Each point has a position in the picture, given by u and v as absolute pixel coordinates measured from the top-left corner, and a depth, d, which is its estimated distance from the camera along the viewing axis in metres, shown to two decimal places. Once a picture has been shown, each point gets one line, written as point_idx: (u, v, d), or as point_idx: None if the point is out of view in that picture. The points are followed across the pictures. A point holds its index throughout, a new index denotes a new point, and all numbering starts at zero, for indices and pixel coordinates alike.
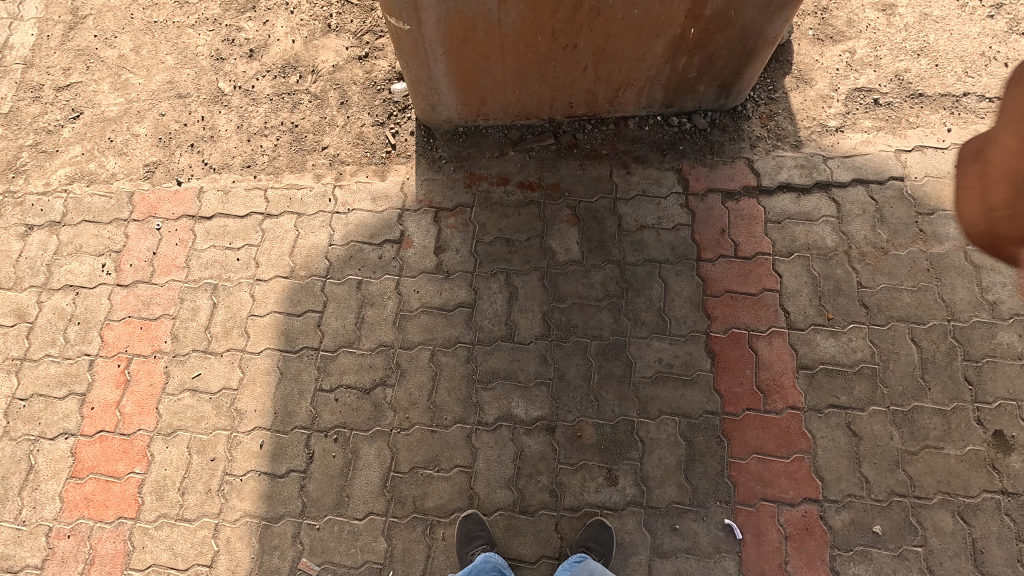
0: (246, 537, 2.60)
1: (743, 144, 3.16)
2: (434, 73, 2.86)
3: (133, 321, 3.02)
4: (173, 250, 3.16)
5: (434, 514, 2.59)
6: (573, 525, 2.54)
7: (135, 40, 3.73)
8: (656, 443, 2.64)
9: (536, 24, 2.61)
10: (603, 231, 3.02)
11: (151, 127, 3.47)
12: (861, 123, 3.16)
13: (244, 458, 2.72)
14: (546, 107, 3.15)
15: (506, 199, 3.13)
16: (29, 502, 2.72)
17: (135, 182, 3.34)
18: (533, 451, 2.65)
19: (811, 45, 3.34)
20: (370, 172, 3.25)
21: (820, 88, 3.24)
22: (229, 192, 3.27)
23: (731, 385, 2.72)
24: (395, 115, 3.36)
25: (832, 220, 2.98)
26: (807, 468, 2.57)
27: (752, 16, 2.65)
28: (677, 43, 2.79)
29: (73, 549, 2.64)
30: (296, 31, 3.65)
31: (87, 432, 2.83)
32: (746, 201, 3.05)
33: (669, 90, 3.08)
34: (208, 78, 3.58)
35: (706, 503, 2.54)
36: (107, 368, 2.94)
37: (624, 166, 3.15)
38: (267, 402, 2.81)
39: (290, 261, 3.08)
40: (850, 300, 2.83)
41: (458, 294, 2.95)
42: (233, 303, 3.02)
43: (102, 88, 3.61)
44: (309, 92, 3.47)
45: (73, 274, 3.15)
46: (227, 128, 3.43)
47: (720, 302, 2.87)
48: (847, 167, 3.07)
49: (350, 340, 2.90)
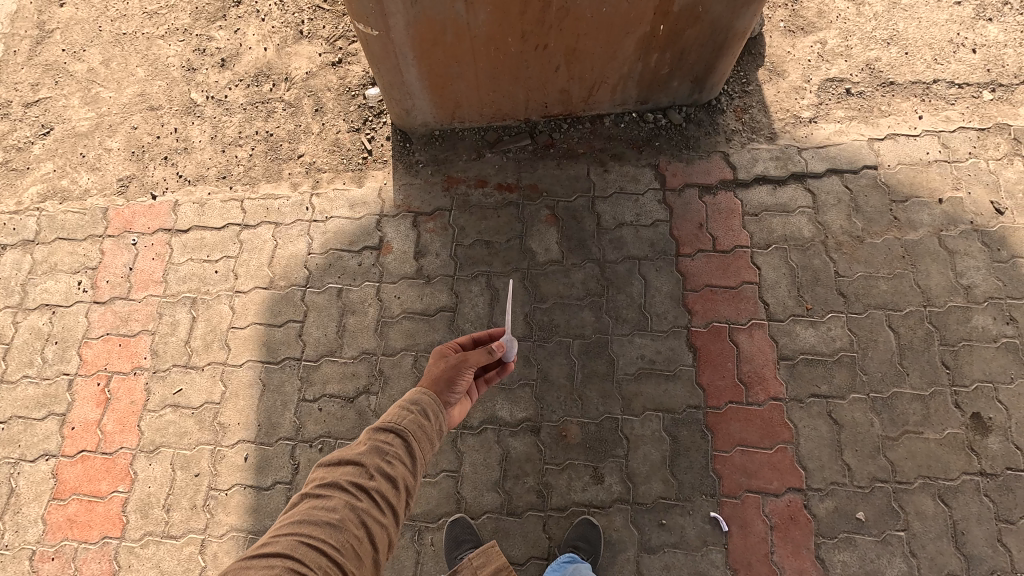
0: (234, 552, 2.59)
1: (719, 138, 3.17)
2: (406, 78, 2.85)
3: (111, 338, 2.99)
4: (150, 265, 3.13)
5: (422, 520, 2.59)
6: (561, 525, 2.55)
7: (104, 53, 3.68)
8: (641, 440, 2.65)
9: (505, 26, 2.61)
10: (582, 230, 3.02)
11: (124, 141, 3.43)
12: (834, 113, 3.19)
13: (229, 472, 2.71)
14: (521, 108, 3.15)
15: (484, 201, 3.12)
16: (12, 526, 2.69)
17: (109, 197, 3.30)
18: (519, 453, 2.66)
19: (782, 36, 3.36)
20: (347, 178, 3.23)
21: (793, 80, 3.26)
22: (205, 204, 3.24)
23: (713, 379, 2.74)
24: (371, 121, 3.34)
25: (808, 211, 3.00)
26: (790, 458, 2.60)
27: (719, 11, 2.66)
28: (648, 40, 2.79)
29: (58, 571, 2.61)
30: (268, 38, 3.61)
31: (68, 452, 2.79)
32: (723, 195, 3.06)
33: (643, 87, 3.08)
34: (179, 88, 3.54)
35: (692, 497, 2.56)
36: (86, 387, 2.90)
37: (601, 164, 3.15)
38: (251, 414, 2.80)
39: (269, 272, 3.06)
40: (828, 289, 2.85)
41: (439, 298, 2.94)
42: (213, 316, 2.99)
43: (72, 103, 3.56)
44: (283, 100, 3.44)
45: (49, 293, 3.11)
46: (201, 139, 3.40)
47: (700, 296, 2.88)
48: (821, 157, 3.10)
49: (332, 348, 2.89)
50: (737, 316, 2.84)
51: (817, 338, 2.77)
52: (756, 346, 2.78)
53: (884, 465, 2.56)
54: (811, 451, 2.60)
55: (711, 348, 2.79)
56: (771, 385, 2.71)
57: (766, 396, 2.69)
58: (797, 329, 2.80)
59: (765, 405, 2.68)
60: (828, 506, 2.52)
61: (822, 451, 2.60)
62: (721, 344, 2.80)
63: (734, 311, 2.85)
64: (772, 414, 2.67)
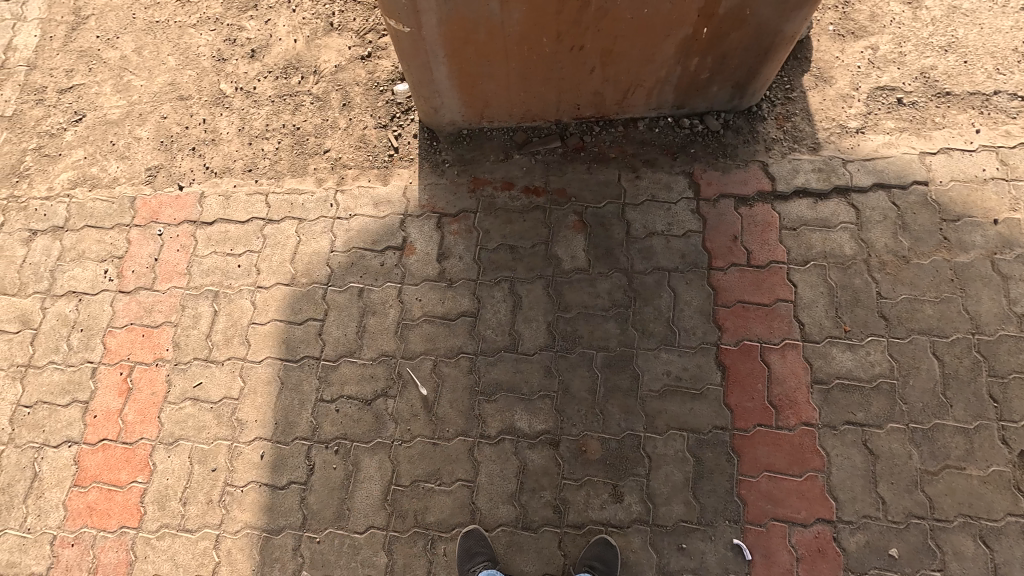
0: (247, 549, 2.59)
1: (758, 147, 3.03)
2: (435, 75, 2.77)
3: (134, 328, 3.01)
4: (174, 256, 3.13)
5: (436, 528, 2.55)
6: (577, 543, 2.48)
7: (137, 40, 3.69)
8: (663, 459, 2.56)
9: (541, 25, 2.51)
10: (610, 238, 2.93)
11: (153, 130, 3.44)
12: (883, 123, 3.01)
13: (245, 469, 2.70)
14: (551, 109, 3.05)
15: (511, 204, 3.04)
16: (34, 509, 2.74)
17: (137, 186, 3.32)
18: (537, 466, 2.59)
19: (831, 41, 3.19)
20: (372, 176, 3.18)
21: (840, 87, 3.09)
22: (231, 197, 3.23)
23: (742, 399, 2.63)
24: (398, 117, 3.28)
25: (851, 227, 2.85)
26: (820, 487, 2.48)
27: (767, 14, 2.52)
28: (688, 43, 2.66)
29: (77, 558, 2.64)
30: (298, 30, 3.57)
31: (90, 440, 2.83)
32: (760, 207, 2.93)
33: (680, 91, 2.96)
34: (209, 79, 3.52)
35: (714, 522, 2.47)
36: (109, 376, 2.93)
37: (633, 170, 3.04)
38: (268, 412, 2.79)
39: (291, 268, 3.04)
40: (868, 311, 2.71)
41: (461, 303, 2.88)
42: (234, 310, 2.98)
43: (104, 90, 3.57)
44: (310, 93, 3.40)
45: (76, 280, 3.14)
46: (228, 131, 3.38)
47: (731, 312, 2.77)
48: (867, 171, 2.93)
49: (351, 349, 2.85)
50: (770, 335, 2.72)
51: (854, 363, 2.64)
52: (788, 368, 2.66)
53: (921, 501, 2.43)
54: (843, 481, 2.48)
55: (741, 367, 2.68)
56: (802, 409, 2.59)
57: (797, 421, 2.58)
58: (833, 351, 2.67)
59: (796, 430, 2.57)
60: (859, 540, 2.41)
61: (854, 481, 2.48)
62: (752, 364, 2.68)
63: (767, 330, 2.73)
64: (803, 440, 2.55)
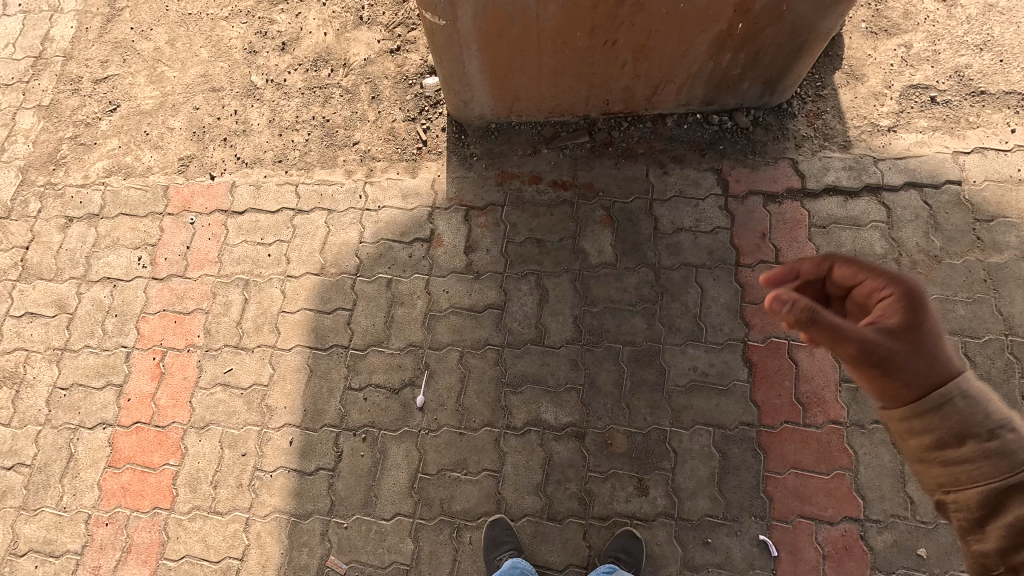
0: (276, 533, 2.63)
1: (788, 144, 3.02)
2: (468, 69, 2.80)
3: (167, 314, 3.07)
4: (206, 244, 3.19)
5: (462, 517, 2.58)
6: (602, 534, 2.50)
7: (170, 32, 3.75)
8: (689, 454, 2.57)
9: (575, 19, 2.52)
10: (638, 234, 2.93)
11: (185, 121, 3.49)
12: (916, 122, 2.99)
13: (274, 455, 2.75)
14: (581, 104, 3.06)
15: (538, 198, 3.06)
16: (70, 489, 2.81)
17: (170, 176, 3.37)
18: (562, 458, 2.61)
19: (863, 38, 3.16)
20: (400, 168, 3.21)
21: (872, 85, 3.07)
22: (261, 187, 3.27)
23: (769, 396, 2.63)
24: (427, 110, 3.31)
25: (882, 226, 2.84)
26: (848, 485, 2.48)
27: (804, 10, 2.51)
28: (722, 39, 2.66)
29: (111, 537, 2.71)
30: (328, 23, 3.61)
31: (124, 423, 2.89)
32: (789, 204, 2.92)
33: (710, 88, 2.96)
34: (240, 71, 3.57)
35: (740, 517, 2.48)
36: (142, 360, 2.99)
37: (661, 166, 3.04)
38: (298, 399, 2.83)
39: (321, 258, 3.08)
40: None
41: (488, 295, 2.90)
42: (264, 298, 3.03)
43: (138, 81, 3.64)
44: (340, 86, 3.44)
45: (111, 266, 3.21)
46: (259, 122, 3.43)
47: (759, 309, 2.76)
48: (899, 170, 2.91)
49: (379, 339, 2.89)
50: (798, 333, 2.71)
51: None
52: (816, 366, 2.66)
53: None
54: (871, 480, 2.48)
55: (768, 364, 2.68)
56: (830, 407, 2.59)
57: (825, 419, 2.58)
58: None
59: (823, 428, 2.57)
60: (887, 539, 2.41)
61: (882, 480, 2.47)
62: (779, 361, 2.68)
63: None
64: (830, 438, 2.55)
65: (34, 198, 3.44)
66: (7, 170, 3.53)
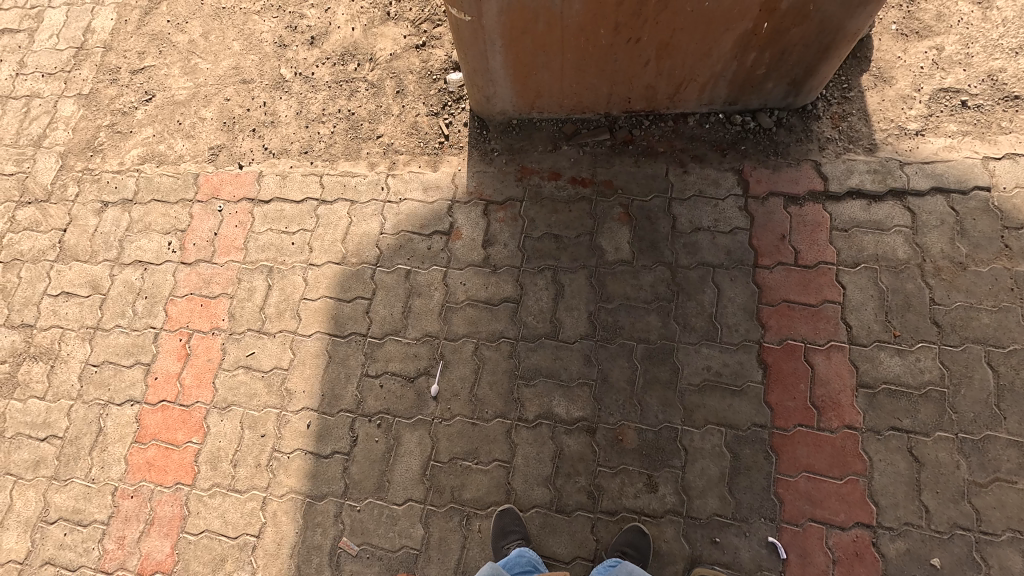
0: (291, 512, 2.71)
1: (812, 146, 2.99)
2: (492, 64, 2.83)
3: (194, 298, 3.17)
4: (233, 231, 3.28)
5: (471, 506, 2.63)
6: (610, 529, 2.52)
7: (204, 25, 3.86)
8: (699, 453, 2.57)
9: (600, 16, 2.54)
10: (656, 232, 2.94)
11: (216, 112, 3.60)
12: (945, 126, 2.93)
13: (292, 437, 2.83)
14: (603, 101, 3.07)
15: (557, 194, 3.08)
16: (98, 462, 2.93)
17: (201, 164, 3.48)
18: (573, 452, 2.63)
19: (893, 40, 3.11)
20: (422, 162, 3.27)
21: (901, 88, 3.02)
22: (287, 177, 3.36)
23: (783, 399, 2.61)
24: (449, 106, 3.35)
25: (905, 231, 2.79)
26: (862, 491, 2.46)
27: (832, 10, 2.49)
28: (747, 38, 2.65)
29: (136, 509, 2.82)
30: (356, 18, 3.68)
31: (151, 401, 3.00)
32: (810, 206, 2.89)
33: (734, 87, 2.94)
34: (270, 63, 3.67)
35: (749, 518, 2.47)
36: (170, 341, 3.10)
37: (682, 165, 3.04)
38: (316, 383, 2.90)
39: (342, 248, 3.15)
40: (920, 317, 2.66)
41: (504, 289, 2.94)
42: (287, 285, 3.12)
43: (173, 72, 3.76)
44: (366, 80, 3.50)
45: (143, 250, 3.33)
46: (287, 114, 3.52)
47: (776, 311, 2.75)
48: (925, 174, 2.86)
49: (397, 328, 2.95)
50: (815, 336, 2.69)
51: (903, 369, 2.59)
52: (833, 370, 2.63)
53: (968, 512, 2.39)
54: (885, 486, 2.45)
55: (784, 366, 2.66)
56: (846, 412, 2.57)
57: (840, 424, 2.55)
58: (881, 356, 2.62)
59: (838, 432, 2.55)
60: (899, 547, 2.38)
61: (897, 487, 2.44)
62: (795, 364, 2.66)
63: (812, 331, 2.70)
64: (845, 443, 2.53)
65: (72, 182, 3.58)
66: (48, 155, 3.68)
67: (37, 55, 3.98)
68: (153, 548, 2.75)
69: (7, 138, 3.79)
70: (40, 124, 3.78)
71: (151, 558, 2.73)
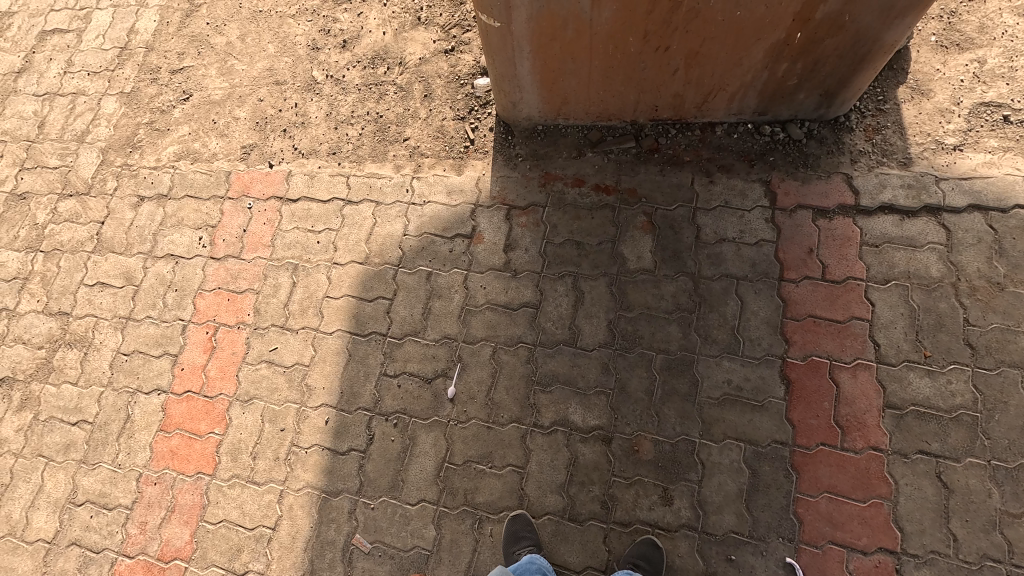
0: (307, 507, 2.75)
1: (843, 159, 2.92)
2: (519, 70, 2.85)
3: (221, 292, 3.26)
4: (261, 228, 3.36)
5: (484, 509, 2.63)
6: (622, 540, 2.49)
7: (241, 28, 3.97)
8: (717, 468, 2.53)
9: (629, 24, 2.53)
10: (679, 242, 2.91)
11: (250, 112, 3.69)
12: (985, 141, 2.84)
13: (310, 433, 2.87)
14: (629, 109, 3.06)
15: (580, 201, 3.07)
16: (125, 448, 3.03)
17: (233, 162, 3.58)
18: (588, 460, 2.62)
19: (932, 52, 3.03)
20: (447, 165, 3.30)
21: (939, 101, 2.93)
22: (315, 177, 3.43)
23: (805, 416, 2.55)
24: (476, 110, 3.38)
25: (940, 248, 2.71)
26: (886, 515, 2.39)
27: (868, 21, 2.44)
28: (780, 48, 2.62)
29: (158, 496, 2.90)
30: (387, 23, 3.74)
31: (177, 391, 3.09)
32: (840, 220, 2.82)
33: (764, 98, 2.90)
34: (303, 66, 3.75)
35: (767, 537, 2.42)
36: (197, 334, 3.19)
37: (708, 175, 3.01)
38: (335, 381, 2.95)
39: (366, 248, 3.20)
40: (953, 338, 2.57)
41: (524, 294, 2.94)
42: (311, 283, 3.17)
43: (210, 73, 3.88)
44: (395, 83, 3.56)
45: (175, 244, 3.43)
46: (317, 115, 3.60)
47: (801, 326, 2.69)
48: (963, 191, 2.77)
49: (416, 329, 2.98)
50: (841, 353, 2.63)
51: (933, 390, 2.51)
52: (859, 389, 2.56)
53: (999, 543, 2.30)
54: (911, 512, 2.37)
55: (807, 382, 2.60)
56: (872, 433, 2.49)
57: (864, 445, 2.48)
58: (911, 376, 2.54)
59: (862, 453, 2.48)
60: None
61: (924, 514, 2.36)
62: (819, 381, 2.60)
63: (838, 348, 2.63)
64: (869, 464, 2.46)
65: (111, 176, 3.72)
66: (90, 150, 3.83)
67: (83, 54, 4.15)
68: (172, 535, 2.82)
69: (53, 133, 3.95)
70: (84, 120, 3.94)
71: (171, 545, 2.80)
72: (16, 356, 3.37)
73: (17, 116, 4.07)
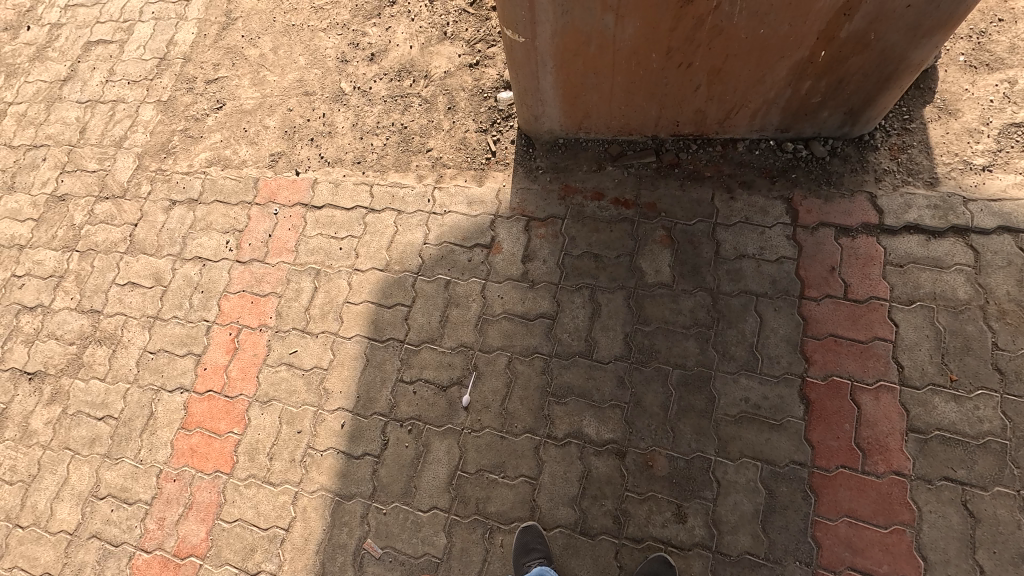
0: (320, 509, 2.78)
1: (867, 177, 2.89)
2: (542, 84, 2.89)
3: (246, 294, 3.34)
4: (286, 234, 3.45)
5: (495, 519, 2.62)
6: (634, 556, 2.47)
7: (274, 41, 4.12)
8: (733, 487, 2.49)
9: (652, 41, 2.56)
10: (698, 257, 2.90)
11: (279, 121, 3.81)
12: (1015, 162, 2.78)
13: (326, 435, 2.91)
14: (650, 124, 3.08)
15: (599, 214, 3.09)
16: (147, 444, 3.10)
17: (261, 169, 3.68)
18: (601, 474, 2.60)
19: (961, 71, 2.99)
20: (468, 176, 3.35)
21: (967, 121, 2.89)
22: (339, 185, 3.51)
23: (825, 437, 2.51)
24: (498, 123, 3.43)
25: (967, 270, 2.65)
26: (908, 543, 2.32)
27: (894, 40, 2.44)
28: (803, 66, 2.62)
29: (176, 492, 2.96)
30: (414, 37, 3.84)
31: (199, 390, 3.16)
32: (864, 239, 2.79)
33: (786, 115, 2.90)
34: (332, 77, 3.86)
35: (783, 561, 2.37)
36: (220, 334, 3.27)
37: (729, 191, 3.00)
38: (352, 385, 2.99)
39: (386, 256, 3.26)
40: (980, 362, 2.50)
41: (541, 304, 2.96)
42: (332, 289, 3.24)
43: (243, 83, 4.01)
44: (420, 96, 3.64)
45: (203, 247, 3.54)
46: (344, 125, 3.69)
47: (822, 345, 2.65)
48: (992, 212, 2.72)
49: (433, 336, 3.01)
50: (863, 373, 2.58)
51: (959, 416, 2.44)
52: (881, 411, 2.51)
53: None
54: (935, 540, 2.30)
55: (828, 403, 2.56)
56: (894, 457, 2.43)
57: (886, 469, 2.42)
58: (936, 400, 2.48)
59: (884, 478, 2.42)
60: None
61: (949, 542, 2.29)
62: (840, 402, 2.55)
63: (860, 369, 2.59)
64: (891, 489, 2.40)
65: (145, 181, 3.86)
66: (127, 155, 3.99)
67: (125, 64, 4.34)
68: (188, 532, 2.87)
69: (93, 138, 4.13)
70: (122, 126, 4.11)
71: (187, 542, 2.85)
72: (49, 350, 3.49)
73: (61, 121, 4.27)
